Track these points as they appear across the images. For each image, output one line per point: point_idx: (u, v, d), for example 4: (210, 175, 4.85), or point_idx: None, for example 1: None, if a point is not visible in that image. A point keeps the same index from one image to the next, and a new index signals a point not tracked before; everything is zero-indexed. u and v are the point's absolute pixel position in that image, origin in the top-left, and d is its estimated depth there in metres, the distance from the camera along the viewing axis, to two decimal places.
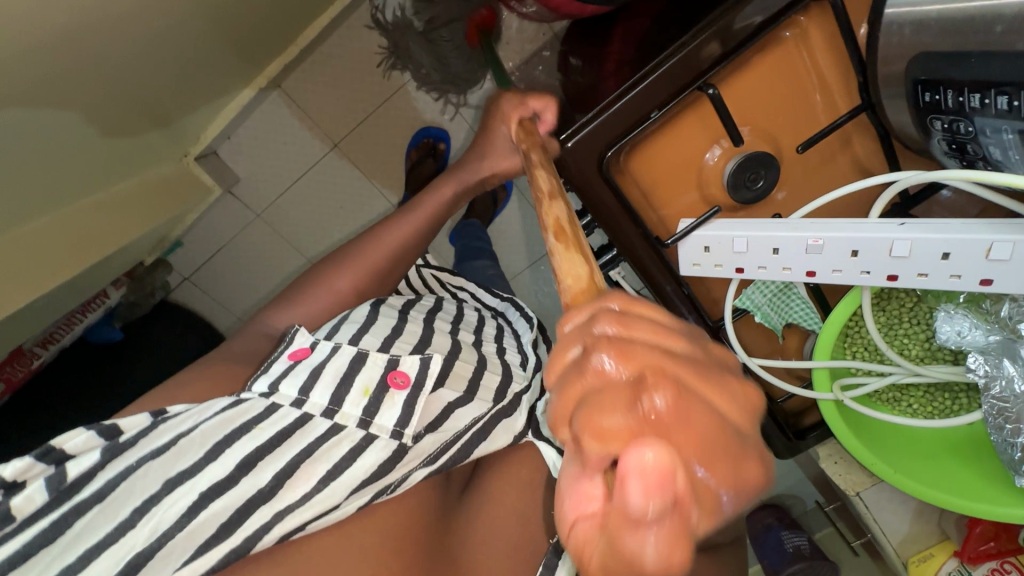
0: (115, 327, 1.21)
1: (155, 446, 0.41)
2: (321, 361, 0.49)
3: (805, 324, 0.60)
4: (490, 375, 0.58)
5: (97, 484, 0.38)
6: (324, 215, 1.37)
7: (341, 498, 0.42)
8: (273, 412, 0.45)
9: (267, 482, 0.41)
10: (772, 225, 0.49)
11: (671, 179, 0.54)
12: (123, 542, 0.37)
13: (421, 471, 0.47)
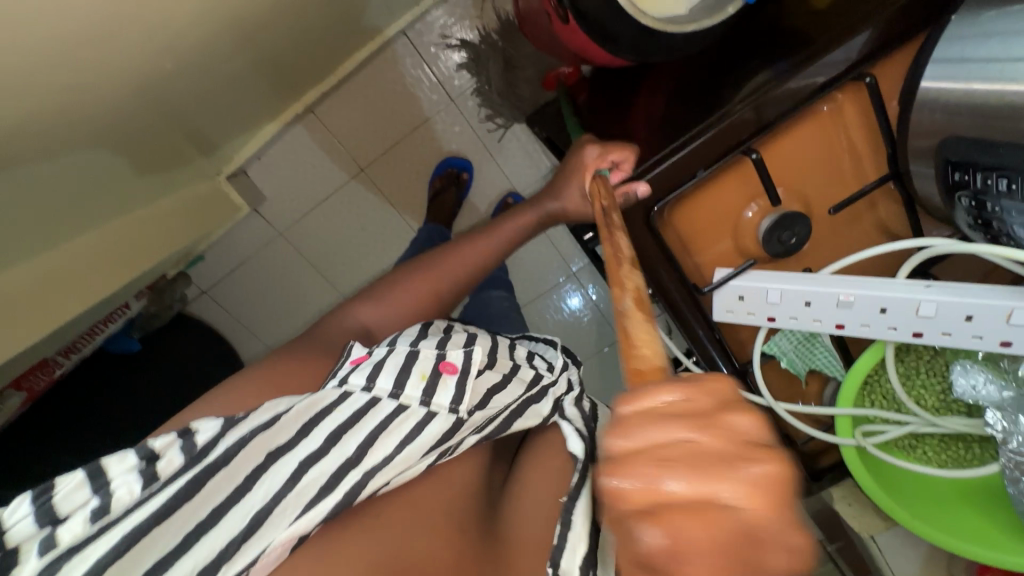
0: (133, 338, 1.23)
1: (263, 420, 0.45)
2: (382, 357, 0.52)
3: (828, 371, 0.63)
4: (527, 367, 0.60)
5: (223, 447, 0.42)
6: (347, 238, 1.40)
7: (416, 459, 0.48)
8: (346, 398, 0.48)
9: (353, 451, 0.45)
10: (805, 279, 0.53)
11: (709, 231, 0.58)
12: (243, 504, 0.42)
13: (473, 438, 0.52)
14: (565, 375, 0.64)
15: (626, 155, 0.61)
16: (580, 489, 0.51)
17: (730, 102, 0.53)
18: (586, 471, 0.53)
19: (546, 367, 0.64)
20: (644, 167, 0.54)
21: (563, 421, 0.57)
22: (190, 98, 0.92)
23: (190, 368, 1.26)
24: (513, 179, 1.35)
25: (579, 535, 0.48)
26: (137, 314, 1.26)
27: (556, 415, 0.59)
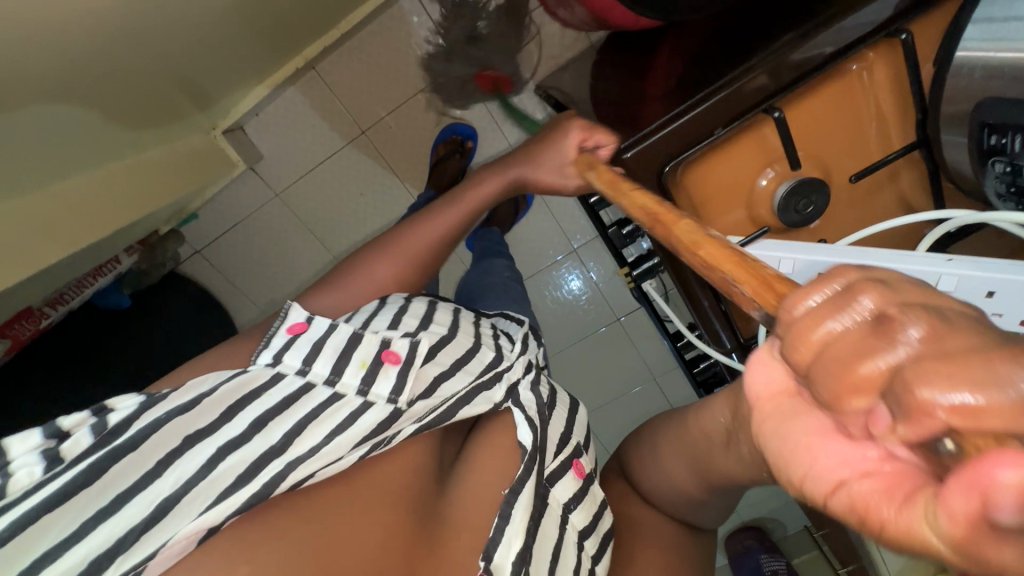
0: (123, 294, 1.22)
1: (181, 403, 0.42)
2: (321, 336, 0.51)
3: None
4: (484, 352, 0.60)
5: (138, 429, 0.40)
6: (343, 203, 1.36)
7: (346, 450, 0.45)
8: (279, 379, 0.48)
9: (279, 440, 0.44)
10: (820, 249, 0.51)
11: (724, 197, 0.55)
12: (150, 490, 0.39)
13: (411, 428, 0.50)
14: (523, 359, 0.63)
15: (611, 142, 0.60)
16: (523, 483, 0.53)
17: (750, 60, 0.50)
18: (530, 463, 0.54)
19: (509, 347, 0.66)
20: (633, 140, 0.52)
21: (516, 408, 0.57)
22: (186, 43, 0.88)
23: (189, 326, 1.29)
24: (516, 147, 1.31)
25: (517, 530, 0.51)
26: (128, 269, 1.25)
27: (509, 401, 0.58)
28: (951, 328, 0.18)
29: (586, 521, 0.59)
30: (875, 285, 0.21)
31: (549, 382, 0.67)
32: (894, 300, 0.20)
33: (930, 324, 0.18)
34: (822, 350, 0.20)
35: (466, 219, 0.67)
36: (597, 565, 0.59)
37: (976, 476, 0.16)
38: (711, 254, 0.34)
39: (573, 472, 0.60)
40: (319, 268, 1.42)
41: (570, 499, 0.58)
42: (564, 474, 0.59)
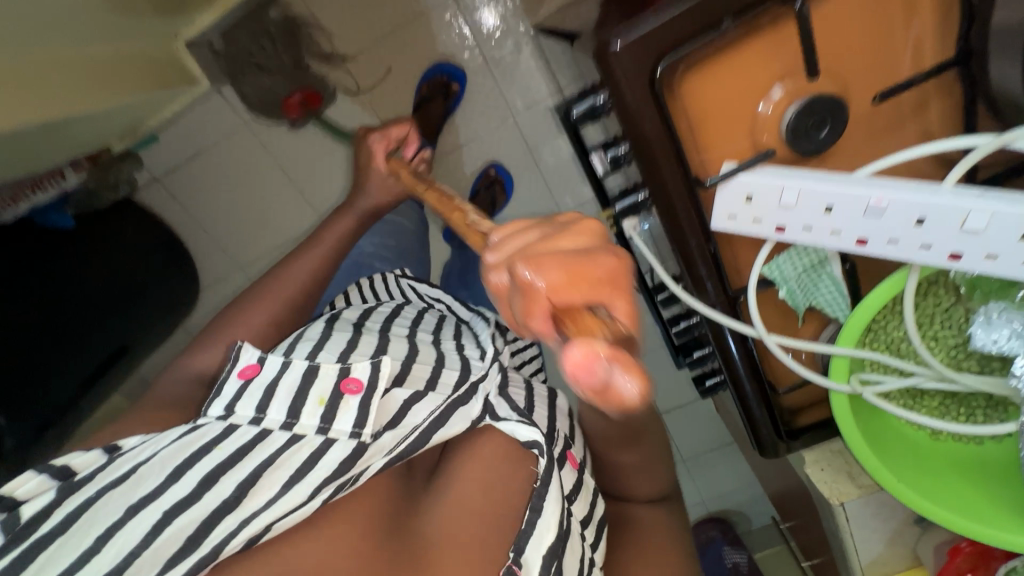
0: (67, 214, 1.12)
1: (113, 478, 0.44)
2: (273, 378, 0.52)
3: (830, 310, 0.55)
4: (448, 371, 0.58)
5: (55, 521, 0.41)
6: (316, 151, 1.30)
7: (306, 496, 0.44)
8: (232, 431, 0.48)
9: (230, 493, 0.43)
10: (830, 177, 0.44)
11: (723, 114, 0.48)
12: (92, 565, 0.39)
13: (380, 462, 0.48)
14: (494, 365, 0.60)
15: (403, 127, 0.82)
16: (546, 483, 0.50)
17: None
18: (549, 461, 0.52)
19: (477, 356, 0.65)
20: (626, 29, 0.44)
21: (500, 422, 0.53)
22: None
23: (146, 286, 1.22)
24: (511, 102, 1.21)
25: (548, 525, 0.49)
26: (76, 188, 1.16)
27: (487, 416, 0.54)
28: (530, 264, 0.31)
29: (586, 511, 0.56)
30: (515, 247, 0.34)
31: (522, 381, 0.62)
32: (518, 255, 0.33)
33: (529, 263, 0.31)
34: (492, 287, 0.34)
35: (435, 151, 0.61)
36: (598, 553, 0.55)
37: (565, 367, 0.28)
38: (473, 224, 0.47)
39: (569, 463, 0.56)
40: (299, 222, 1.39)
41: (571, 489, 0.55)
42: (562, 468, 0.55)
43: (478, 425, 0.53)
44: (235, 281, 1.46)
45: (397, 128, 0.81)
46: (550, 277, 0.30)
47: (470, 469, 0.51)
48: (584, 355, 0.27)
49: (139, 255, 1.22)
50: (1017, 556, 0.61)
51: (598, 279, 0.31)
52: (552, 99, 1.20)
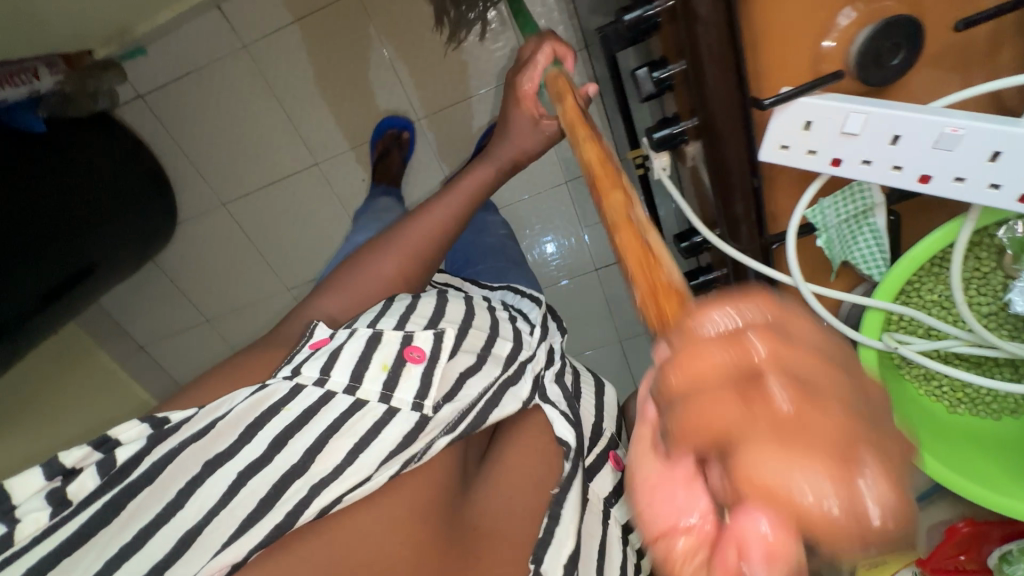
0: (39, 119, 1.04)
1: (193, 432, 0.47)
2: (340, 344, 0.55)
3: (865, 267, 0.52)
4: (501, 343, 0.66)
5: (141, 470, 0.45)
6: (325, 97, 1.25)
7: (372, 469, 0.50)
8: (298, 391, 0.52)
9: (299, 459, 0.48)
10: (900, 103, 0.41)
11: (791, 31, 0.43)
12: (173, 521, 0.44)
13: (443, 438, 0.55)
14: (540, 347, 0.70)
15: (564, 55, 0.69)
16: (572, 482, 0.62)
17: None
18: (575, 458, 0.63)
19: (526, 331, 0.72)
20: None
21: (545, 404, 0.65)
22: None
23: (119, 211, 1.15)
24: None
25: (567, 532, 0.59)
26: (50, 91, 1.07)
27: (536, 396, 0.65)
28: (811, 393, 0.20)
29: (625, 517, 0.71)
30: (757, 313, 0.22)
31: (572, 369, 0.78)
32: (766, 331, 0.22)
33: (774, 352, 0.21)
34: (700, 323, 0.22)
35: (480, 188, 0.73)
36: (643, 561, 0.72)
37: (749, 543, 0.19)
38: (636, 250, 0.33)
39: (609, 463, 0.73)
40: (293, 163, 1.33)
41: (609, 493, 0.70)
42: (601, 468, 0.71)
43: (528, 404, 0.64)
44: (218, 217, 1.40)
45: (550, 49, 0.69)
46: (823, 430, 0.19)
47: (519, 451, 0.62)
48: (778, 541, 0.19)
49: (113, 177, 1.14)
50: (1011, 540, 0.60)
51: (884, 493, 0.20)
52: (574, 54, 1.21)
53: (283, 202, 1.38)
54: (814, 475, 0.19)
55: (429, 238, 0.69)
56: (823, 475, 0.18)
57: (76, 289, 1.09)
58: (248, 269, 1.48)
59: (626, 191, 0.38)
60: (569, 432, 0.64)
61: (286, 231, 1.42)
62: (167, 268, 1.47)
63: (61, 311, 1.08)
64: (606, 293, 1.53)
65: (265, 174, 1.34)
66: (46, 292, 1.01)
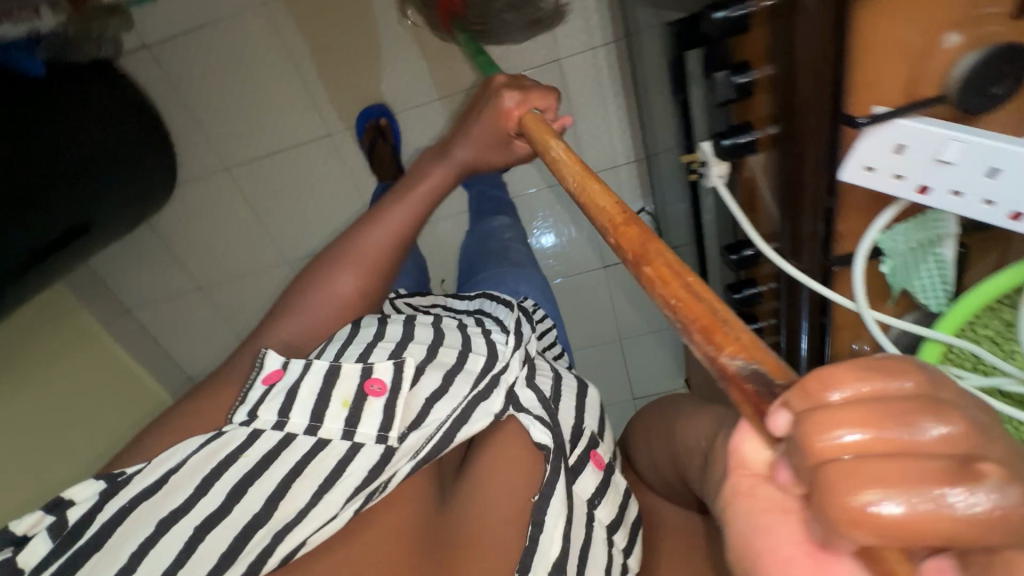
0: (38, 61, 0.97)
1: (146, 487, 0.50)
2: (292, 383, 0.58)
3: (924, 296, 0.51)
4: (475, 356, 0.65)
5: (94, 529, 0.48)
6: (343, 66, 1.20)
7: (337, 507, 0.51)
8: (256, 437, 0.54)
9: (258, 509, 0.50)
10: (1002, 135, 0.39)
11: (895, 47, 0.41)
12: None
13: (407, 466, 0.55)
14: (516, 355, 0.68)
15: (546, 100, 0.73)
16: (552, 487, 0.59)
17: None
18: (553, 460, 0.61)
19: (501, 339, 0.70)
20: None
21: (519, 413, 0.62)
22: None
23: (120, 167, 1.09)
24: (558, 44, 1.18)
25: (550, 538, 0.57)
26: (51, 32, 0.99)
27: (509, 408, 0.63)
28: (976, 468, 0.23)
29: (612, 515, 0.65)
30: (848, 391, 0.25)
31: (551, 372, 0.72)
32: (878, 412, 0.24)
33: (935, 438, 0.23)
34: (809, 444, 0.24)
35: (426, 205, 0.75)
36: (629, 557, 0.66)
37: None
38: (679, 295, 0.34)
39: (592, 464, 0.66)
40: (304, 133, 1.28)
41: (592, 495, 0.64)
42: (585, 469, 0.65)
43: (501, 417, 0.62)
44: (219, 181, 1.34)
45: (537, 99, 0.73)
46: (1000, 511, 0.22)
47: (493, 465, 0.60)
48: None
49: (117, 132, 1.09)
50: None
51: None
52: (603, 48, 1.18)
53: (289, 172, 1.32)
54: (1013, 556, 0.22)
55: (386, 246, 0.73)
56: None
57: (70, 245, 1.04)
58: (245, 238, 1.42)
59: (652, 234, 0.38)
60: (547, 435, 0.62)
61: (289, 202, 1.37)
62: (161, 229, 1.41)
63: (53, 268, 1.02)
64: (610, 291, 1.52)
65: (272, 141, 1.29)
66: (40, 246, 0.96)
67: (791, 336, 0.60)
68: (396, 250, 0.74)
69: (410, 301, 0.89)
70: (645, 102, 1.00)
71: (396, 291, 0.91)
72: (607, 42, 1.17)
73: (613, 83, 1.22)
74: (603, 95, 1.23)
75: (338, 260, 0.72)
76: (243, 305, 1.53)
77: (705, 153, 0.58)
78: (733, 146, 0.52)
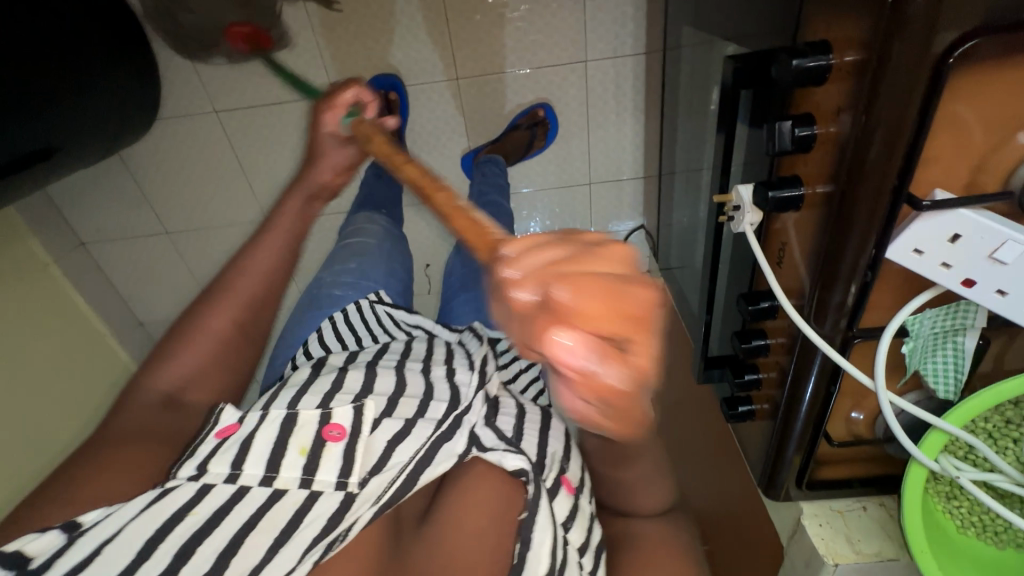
0: None
1: (72, 564, 0.47)
2: (247, 434, 0.58)
3: (934, 383, 0.51)
4: (436, 404, 0.67)
5: None
6: (358, 25, 1.13)
7: (293, 561, 0.50)
8: (207, 492, 0.53)
9: (211, 565, 0.48)
10: None
11: (976, 134, 0.40)
12: None
13: (370, 510, 0.54)
14: (479, 396, 0.68)
15: (357, 94, 0.86)
16: (533, 524, 0.57)
17: None
18: (534, 488, 0.59)
19: (465, 380, 0.72)
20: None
21: (483, 453, 0.61)
22: None
23: (100, 92, 1.00)
24: (585, 44, 1.14)
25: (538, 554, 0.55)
26: None
27: (473, 449, 0.62)
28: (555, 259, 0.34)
29: (583, 538, 0.62)
30: (524, 245, 0.36)
31: (515, 407, 0.71)
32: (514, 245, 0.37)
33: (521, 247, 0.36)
34: (514, 315, 0.33)
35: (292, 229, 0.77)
36: None
37: (570, 362, 0.32)
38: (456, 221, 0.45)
39: (564, 489, 0.64)
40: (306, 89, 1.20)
41: (566, 518, 0.62)
42: (557, 492, 0.63)
43: (465, 458, 0.61)
44: (204, 122, 1.24)
45: (347, 98, 0.86)
46: (561, 288, 0.32)
47: (466, 506, 0.57)
48: (579, 349, 0.32)
49: (102, 54, 0.99)
50: None
51: (633, 309, 0.33)
52: (630, 57, 1.14)
53: (282, 124, 1.24)
54: (581, 314, 0.31)
55: (262, 274, 0.73)
56: (576, 305, 0.31)
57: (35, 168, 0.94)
58: (226, 187, 1.34)
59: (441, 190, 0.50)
60: (521, 462, 0.60)
61: (278, 157, 1.29)
62: (133, 163, 1.31)
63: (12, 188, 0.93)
64: None
65: (268, 91, 1.20)
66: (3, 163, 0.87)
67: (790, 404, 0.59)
68: (282, 268, 0.75)
69: (391, 312, 0.88)
70: (670, 121, 0.98)
71: (376, 295, 0.90)
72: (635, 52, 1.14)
73: (635, 94, 1.19)
74: (622, 104, 1.20)
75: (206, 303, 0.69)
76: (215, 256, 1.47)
77: (742, 197, 0.56)
78: (774, 200, 0.51)
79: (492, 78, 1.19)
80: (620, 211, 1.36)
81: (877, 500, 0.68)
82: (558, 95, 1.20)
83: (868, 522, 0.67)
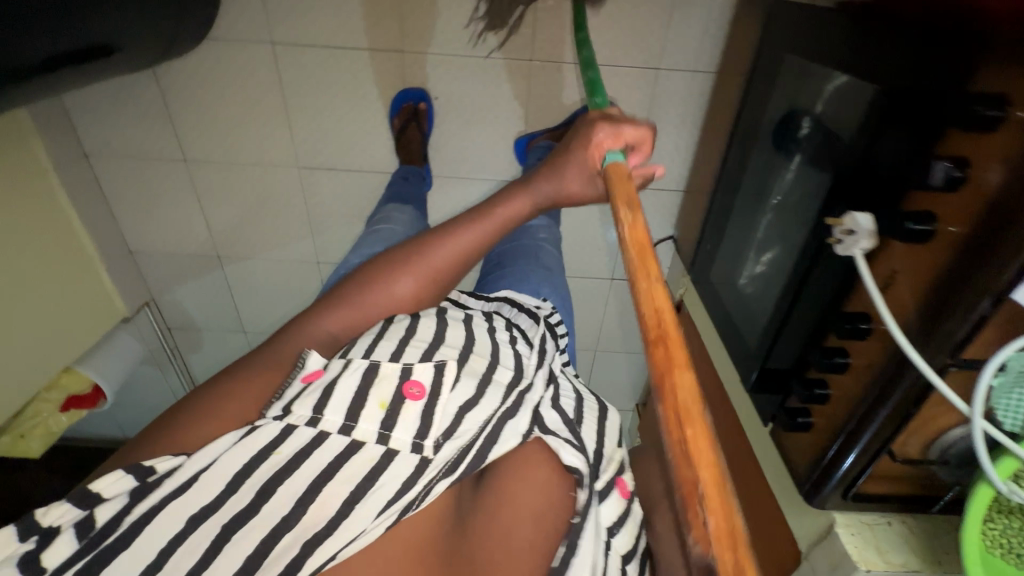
0: None
1: (177, 487, 0.50)
2: (333, 378, 0.58)
3: (1003, 417, 0.57)
4: (503, 369, 0.69)
5: (121, 530, 0.48)
6: None
7: (370, 522, 0.51)
8: (289, 434, 0.55)
9: (287, 511, 0.51)
10: None
11: None
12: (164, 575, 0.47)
13: (442, 482, 0.55)
14: (542, 376, 0.70)
15: (641, 137, 0.72)
16: (588, 513, 0.58)
17: None
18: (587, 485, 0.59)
19: (526, 355, 0.74)
20: None
21: (546, 435, 0.61)
22: None
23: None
24: (663, 53, 1.17)
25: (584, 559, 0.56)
26: None
27: (536, 428, 0.61)
28: None
29: (628, 545, 0.64)
30: None
31: (575, 392, 0.73)
32: None
33: None
34: None
35: (492, 233, 0.74)
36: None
37: None
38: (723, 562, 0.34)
39: (617, 492, 0.65)
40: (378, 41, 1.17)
41: (614, 522, 0.64)
42: (611, 494, 0.65)
43: (527, 438, 0.61)
44: (258, 52, 1.18)
45: (633, 133, 0.71)
46: None
47: (515, 485, 0.57)
48: None
49: None
50: None
51: None
52: (702, 74, 1.19)
53: (346, 75, 1.22)
54: None
55: (450, 261, 0.72)
56: None
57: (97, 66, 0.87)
58: (265, 125, 1.28)
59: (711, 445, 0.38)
60: (578, 458, 0.59)
61: (329, 105, 1.25)
62: (165, 81, 1.21)
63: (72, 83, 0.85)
64: (599, 299, 1.61)
65: (338, 33, 1.16)
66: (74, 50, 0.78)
67: (863, 421, 0.64)
68: (457, 267, 0.74)
69: None
70: (740, 143, 1.03)
71: None
72: (707, 69, 1.18)
73: (697, 109, 1.24)
74: (683, 117, 1.25)
75: (403, 259, 0.71)
76: (232, 193, 1.40)
77: (858, 224, 0.60)
78: (910, 231, 0.56)
79: (566, 67, 1.20)
80: (655, 219, 1.41)
81: (900, 516, 0.75)
82: (625, 96, 1.23)
83: (893, 535, 0.73)
